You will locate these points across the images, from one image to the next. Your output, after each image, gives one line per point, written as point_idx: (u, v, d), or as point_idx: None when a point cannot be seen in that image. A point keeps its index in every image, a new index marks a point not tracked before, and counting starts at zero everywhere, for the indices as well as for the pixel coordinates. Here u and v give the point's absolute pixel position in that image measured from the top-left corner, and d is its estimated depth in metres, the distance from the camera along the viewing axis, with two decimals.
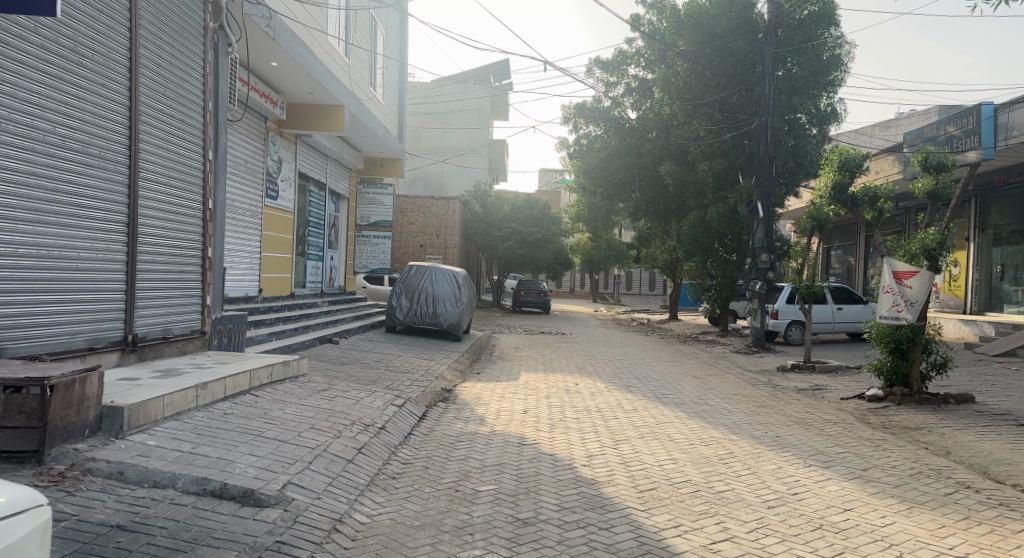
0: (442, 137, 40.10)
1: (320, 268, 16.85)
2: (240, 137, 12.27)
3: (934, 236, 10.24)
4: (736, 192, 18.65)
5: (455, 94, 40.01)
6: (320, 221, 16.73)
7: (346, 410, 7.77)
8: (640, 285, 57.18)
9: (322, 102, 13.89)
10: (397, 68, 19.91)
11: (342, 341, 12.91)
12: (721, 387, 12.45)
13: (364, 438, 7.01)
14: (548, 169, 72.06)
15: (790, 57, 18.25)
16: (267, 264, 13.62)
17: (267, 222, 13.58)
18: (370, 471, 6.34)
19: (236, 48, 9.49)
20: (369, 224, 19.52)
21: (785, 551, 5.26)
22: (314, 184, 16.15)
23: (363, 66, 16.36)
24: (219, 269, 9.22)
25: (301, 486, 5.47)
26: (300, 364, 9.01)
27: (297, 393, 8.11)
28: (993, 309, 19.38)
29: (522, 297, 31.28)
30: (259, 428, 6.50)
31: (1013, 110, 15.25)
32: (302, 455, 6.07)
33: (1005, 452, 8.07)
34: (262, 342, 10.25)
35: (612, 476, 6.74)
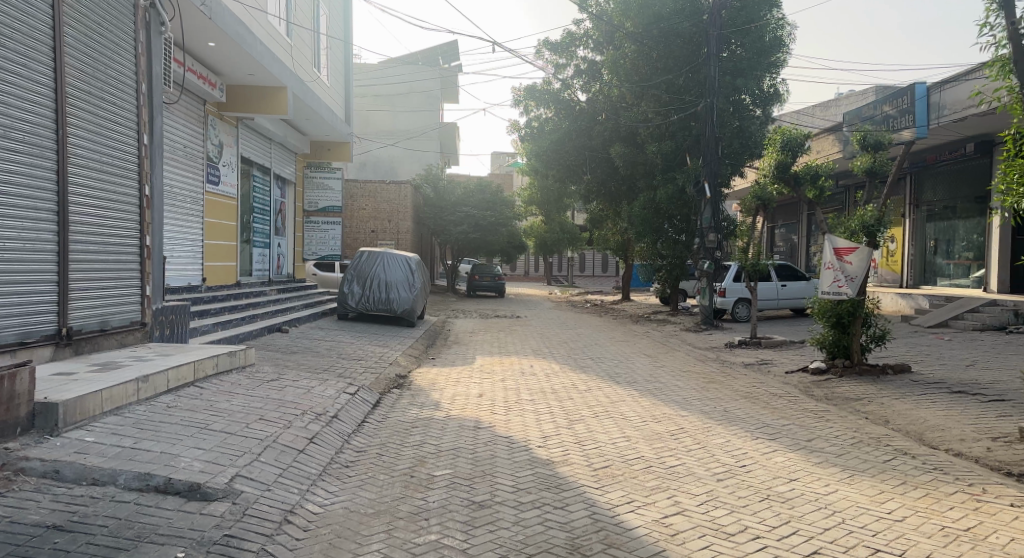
0: (391, 121, 39.70)
1: (267, 255, 16.62)
2: (177, 121, 11.99)
3: (872, 212, 10.51)
4: (684, 172, 19.02)
5: (403, 75, 39.58)
6: (265, 208, 16.44)
7: (296, 400, 7.71)
8: (593, 267, 57.72)
9: (263, 84, 13.62)
10: (341, 48, 19.51)
11: (292, 330, 12.78)
12: (671, 365, 12.67)
13: (315, 427, 6.96)
14: (500, 153, 71.98)
15: (734, 38, 18.49)
16: (210, 253, 13.36)
17: (209, 209, 13.30)
18: (322, 460, 6.32)
19: (169, 28, 9.22)
20: (318, 210, 19.30)
21: (734, 523, 5.39)
22: (257, 169, 15.85)
23: (305, 46, 16.08)
24: (158, 258, 9.01)
25: (250, 478, 5.42)
26: (248, 355, 8.88)
27: (244, 384, 8.00)
28: (927, 282, 20.05)
29: (477, 281, 31.24)
30: (205, 421, 6.40)
31: (944, 90, 15.74)
32: (251, 447, 6.01)
33: (939, 419, 8.38)
34: (206, 333, 10.08)
35: (567, 455, 6.82)
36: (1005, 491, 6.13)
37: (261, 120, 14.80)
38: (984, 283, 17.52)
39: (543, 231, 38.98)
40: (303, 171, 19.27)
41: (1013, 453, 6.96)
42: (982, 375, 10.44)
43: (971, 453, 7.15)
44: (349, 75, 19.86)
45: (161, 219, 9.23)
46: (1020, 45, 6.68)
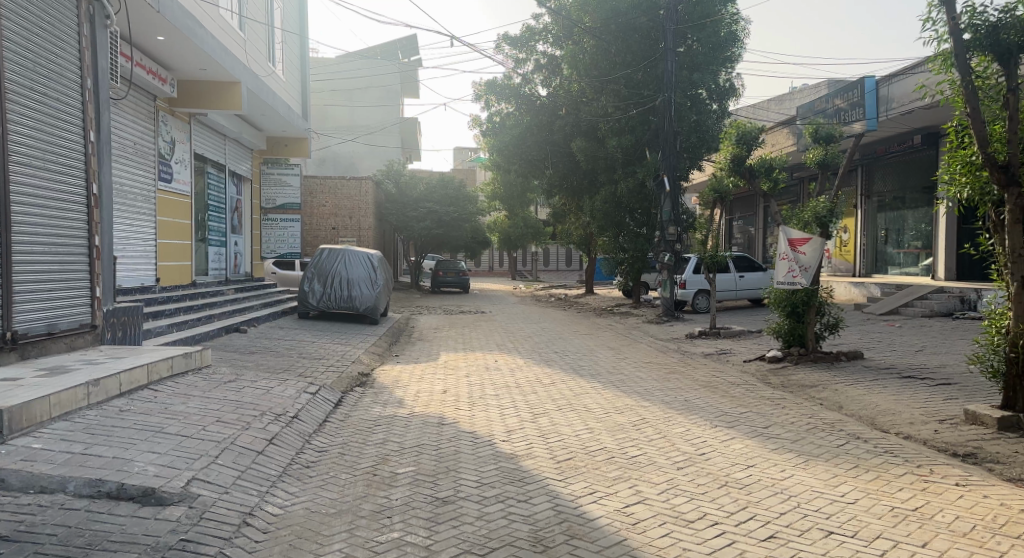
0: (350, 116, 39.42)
1: (224, 254, 16.42)
2: (126, 117, 11.79)
3: (824, 204, 10.76)
4: (644, 166, 19.30)
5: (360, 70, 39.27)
6: (220, 205, 16.22)
7: (255, 401, 7.66)
8: (557, 261, 57.99)
9: (215, 80, 13.46)
10: (296, 43, 19.27)
11: (250, 330, 12.65)
12: (634, 357, 12.83)
13: (274, 428, 6.93)
14: (462, 149, 71.88)
15: (691, 34, 18.63)
16: (163, 252, 13.17)
17: (161, 208, 13.11)
18: (282, 461, 6.30)
19: (114, 21, 9.06)
20: (276, 207, 19.16)
21: (692, 511, 5.51)
22: (212, 166, 15.65)
23: (259, 40, 15.89)
24: (109, 258, 8.87)
25: (206, 482, 5.40)
26: (204, 355, 8.81)
27: (201, 386, 7.93)
28: (880, 271, 20.53)
29: (440, 277, 31.21)
30: (159, 424, 6.35)
31: (892, 83, 16.14)
32: (207, 450, 5.97)
33: (890, 403, 8.62)
34: (160, 334, 9.96)
35: (530, 449, 6.89)
36: (952, 470, 6.32)
37: (214, 116, 14.61)
38: (933, 271, 17.99)
39: (506, 226, 39.11)
40: (260, 167, 19.06)
41: (959, 434, 7.17)
42: (931, 360, 10.75)
43: (920, 435, 7.34)
44: (306, 70, 19.67)
45: (111, 218, 9.08)
46: (960, 38, 6.85)
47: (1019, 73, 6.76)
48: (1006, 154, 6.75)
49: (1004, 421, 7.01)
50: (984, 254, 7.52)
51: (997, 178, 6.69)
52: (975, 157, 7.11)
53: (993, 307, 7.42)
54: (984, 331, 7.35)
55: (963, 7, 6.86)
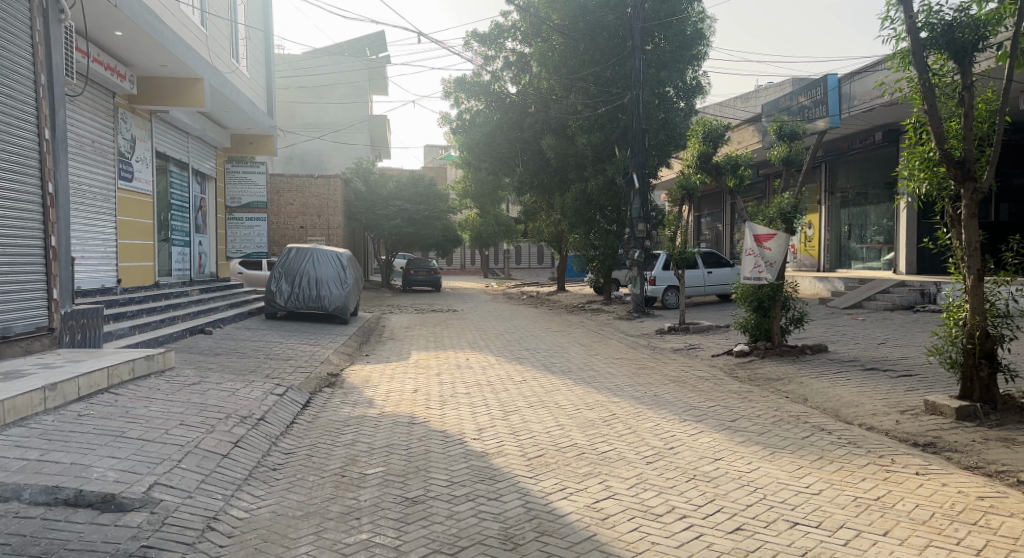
0: (317, 113, 39.12)
1: (187, 254, 16.22)
2: (83, 114, 11.62)
3: (789, 200, 10.93)
4: (614, 163, 19.45)
5: (327, 66, 38.98)
6: (183, 204, 16.01)
7: (219, 403, 7.59)
8: (529, 259, 58.10)
9: (177, 76, 13.29)
10: (260, 40, 19.05)
11: (216, 331, 12.53)
12: (604, 353, 12.92)
13: (240, 430, 6.87)
14: (433, 146, 71.66)
15: (658, 32, 18.75)
16: (124, 253, 12.97)
17: (122, 207, 12.92)
18: (248, 464, 6.26)
19: (69, 16, 8.91)
20: (241, 206, 18.99)
21: (661, 505, 5.58)
22: (174, 164, 15.45)
23: (222, 36, 15.71)
24: (66, 258, 8.74)
25: (169, 486, 5.35)
26: (166, 358, 8.73)
27: (164, 389, 7.85)
28: (843, 266, 20.87)
29: (412, 276, 31.03)
30: (120, 429, 6.27)
31: (854, 81, 16.41)
32: (170, 454, 5.92)
33: (854, 395, 8.78)
34: (121, 336, 9.83)
35: (501, 446, 6.91)
36: (912, 460, 6.46)
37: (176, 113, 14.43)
38: (894, 265, 18.33)
39: (478, 224, 39.10)
40: (225, 166, 18.83)
41: (919, 424, 7.32)
42: (892, 352, 10.98)
43: (882, 426, 7.48)
44: (271, 67, 19.49)
45: (67, 218, 8.95)
46: (917, 37, 6.97)
47: (973, 72, 6.93)
48: (962, 150, 6.91)
49: (962, 411, 7.16)
50: (941, 248, 7.68)
51: (954, 174, 6.85)
52: (932, 153, 7.27)
53: (950, 300, 7.58)
54: (943, 323, 7.50)
55: (919, 6, 7.00)
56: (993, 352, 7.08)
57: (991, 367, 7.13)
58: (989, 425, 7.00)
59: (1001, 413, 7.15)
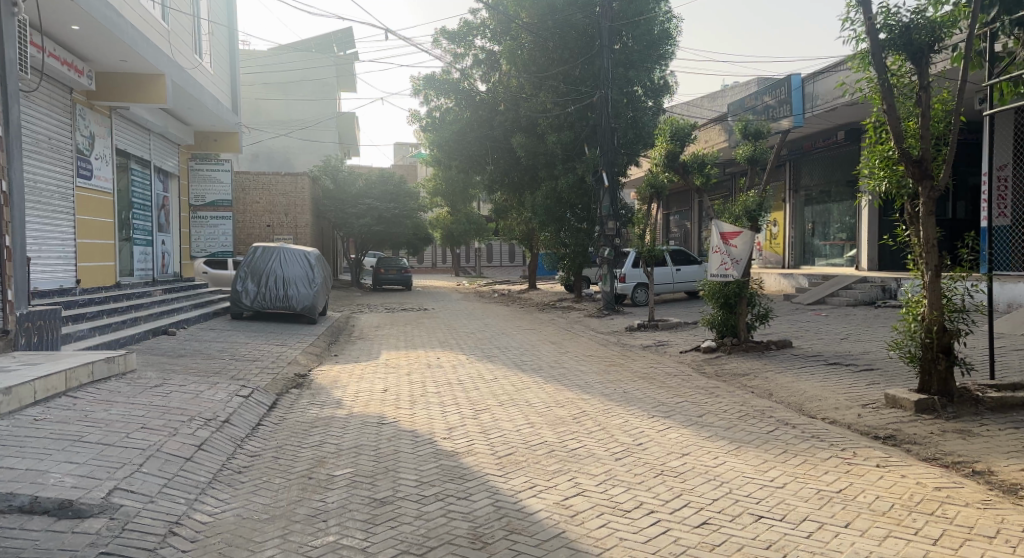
0: (284, 110, 38.79)
1: (150, 254, 16.01)
2: (39, 111, 11.43)
3: (754, 198, 11.11)
4: (584, 162, 19.54)
5: (293, 63, 38.66)
6: (145, 203, 15.79)
7: (183, 406, 7.51)
8: (501, 258, 58.17)
9: (137, 71, 13.12)
10: (224, 36, 18.82)
11: (179, 332, 12.38)
12: (575, 351, 12.99)
13: (203, 433, 6.81)
14: (402, 144, 71.38)
15: (626, 30, 18.86)
16: (83, 253, 12.76)
17: (81, 206, 12.72)
18: (212, 467, 6.20)
19: (23, 10, 8.76)
20: (205, 204, 19.14)
21: (630, 501, 5.63)
22: (135, 162, 15.24)
23: (184, 32, 15.52)
24: (21, 258, 8.59)
25: (129, 491, 5.30)
26: (127, 360, 8.63)
27: (124, 392, 7.75)
28: (808, 263, 21.21)
29: (383, 275, 30.89)
30: (78, 433, 6.20)
31: (817, 81, 16.67)
32: (131, 458, 5.86)
33: (817, 389, 8.94)
34: (80, 338, 9.69)
35: (471, 445, 6.93)
36: (873, 452, 6.60)
37: (138, 110, 14.22)
38: (856, 262, 18.67)
39: (448, 223, 39.04)
40: (188, 163, 18.65)
41: (880, 417, 7.47)
42: (854, 347, 11.19)
43: (844, 420, 7.61)
44: (235, 64, 19.27)
45: (22, 216, 8.79)
46: (876, 38, 7.10)
47: (930, 72, 7.09)
48: (919, 149, 7.06)
49: (921, 404, 7.31)
50: (901, 245, 7.84)
51: (912, 172, 7.00)
52: (891, 152, 7.42)
53: (909, 295, 7.74)
54: (902, 318, 7.66)
55: (878, 7, 7.14)
56: (950, 346, 7.24)
57: (948, 361, 7.30)
58: (946, 417, 7.16)
59: (958, 405, 7.32)
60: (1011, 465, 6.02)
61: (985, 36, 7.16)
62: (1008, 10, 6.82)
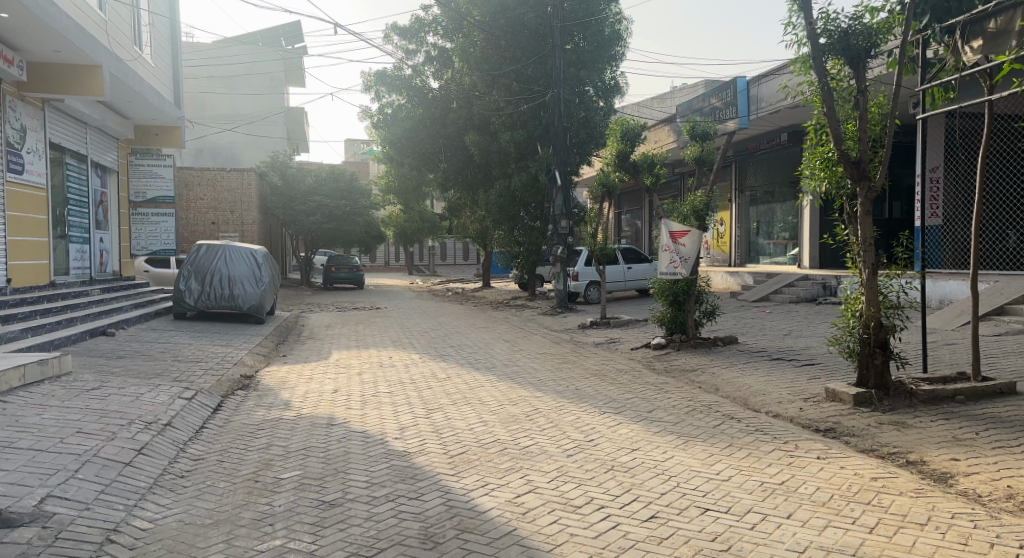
0: (230, 105, 38.15)
1: (87, 251, 15.65)
2: None
3: (701, 198, 11.35)
4: (536, 160, 19.68)
5: (239, 57, 38.07)
6: (82, 199, 15.42)
7: (121, 409, 7.40)
8: (455, 256, 58.17)
9: (72, 62, 12.79)
10: (166, 27, 18.40)
11: (118, 333, 12.12)
12: (528, 349, 13.09)
13: (144, 437, 6.72)
14: (353, 141, 70.81)
15: (577, 31, 19.03)
16: (15, 251, 12.43)
17: (12, 201, 12.39)
18: (153, 472, 6.13)
19: None
20: (146, 200, 18.43)
21: (581, 496, 5.74)
22: (71, 156, 14.88)
23: (123, 23, 15.17)
24: None
25: (63, 499, 5.27)
26: (61, 363, 8.47)
27: (58, 395, 7.62)
28: (752, 261, 21.72)
29: (334, 273, 30.62)
30: (10, 439, 6.11)
31: (762, 84, 17.08)
32: (65, 464, 5.79)
33: (761, 384, 9.19)
34: (12, 340, 9.47)
35: (423, 445, 6.97)
36: (814, 445, 6.82)
37: (73, 103, 13.86)
38: (799, 260, 19.18)
39: (401, 221, 38.89)
40: (128, 158, 18.25)
41: (821, 410, 7.71)
42: (797, 343, 11.52)
43: (787, 413, 7.85)
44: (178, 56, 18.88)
45: None
46: (817, 43, 7.31)
47: (867, 76, 7.33)
48: (858, 151, 7.29)
49: (859, 397, 7.59)
50: (840, 245, 8.09)
51: (850, 173, 7.21)
52: (831, 154, 7.65)
53: (848, 293, 8.00)
54: (841, 315, 7.91)
55: (818, 13, 7.37)
56: (886, 342, 7.53)
57: (884, 356, 7.58)
58: (882, 410, 7.43)
59: (893, 398, 7.61)
60: (943, 455, 6.28)
61: (919, 42, 7.45)
62: (939, 17, 7.14)
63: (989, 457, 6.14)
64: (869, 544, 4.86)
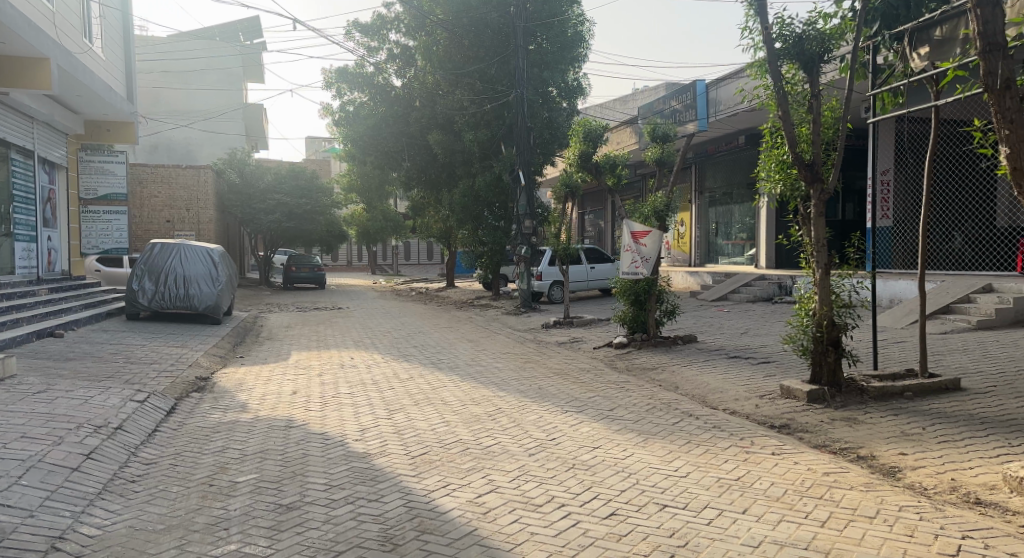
0: (186, 100, 37.53)
1: (34, 250, 15.33)
2: None
3: (662, 199, 11.49)
4: (500, 160, 19.75)
5: (196, 51, 37.51)
6: (28, 196, 15.08)
7: (70, 413, 7.27)
8: (419, 255, 57.97)
9: (18, 54, 12.50)
10: (118, 20, 18.07)
11: (68, 335, 11.89)
12: (490, 348, 13.12)
13: (93, 441, 6.62)
14: (315, 138, 70.19)
15: (540, 32, 19.11)
16: None
17: None
18: (103, 477, 6.04)
19: None
20: (97, 198, 18.10)
21: (542, 495, 5.79)
22: (16, 152, 14.55)
23: (71, 15, 14.85)
24: None
25: (6, 506, 5.19)
26: (5, 365, 8.31)
27: (3, 399, 7.46)
28: (712, 261, 22.03)
29: (294, 273, 30.31)
30: None
31: (720, 87, 17.33)
32: (9, 471, 5.70)
33: (719, 382, 9.33)
34: None
35: (384, 446, 6.96)
36: (769, 441, 6.96)
37: (19, 96, 13.55)
38: (756, 260, 19.53)
39: (364, 219, 38.67)
40: (78, 154, 17.87)
41: (776, 407, 7.87)
42: (754, 341, 11.72)
43: (743, 410, 7.99)
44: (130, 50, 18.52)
45: None
46: (772, 48, 7.46)
47: (820, 81, 7.51)
48: (811, 154, 7.45)
49: (813, 394, 7.76)
50: (794, 245, 8.25)
51: (804, 176, 7.36)
52: (786, 157, 7.82)
53: (802, 292, 8.17)
54: (796, 314, 8.08)
55: (774, 18, 7.52)
56: (838, 340, 7.73)
57: (837, 353, 7.76)
58: (835, 406, 7.61)
59: (845, 395, 7.79)
60: (891, 450, 6.46)
61: (869, 48, 7.62)
62: (888, 25, 7.25)
63: (935, 451, 6.33)
64: (821, 537, 4.98)
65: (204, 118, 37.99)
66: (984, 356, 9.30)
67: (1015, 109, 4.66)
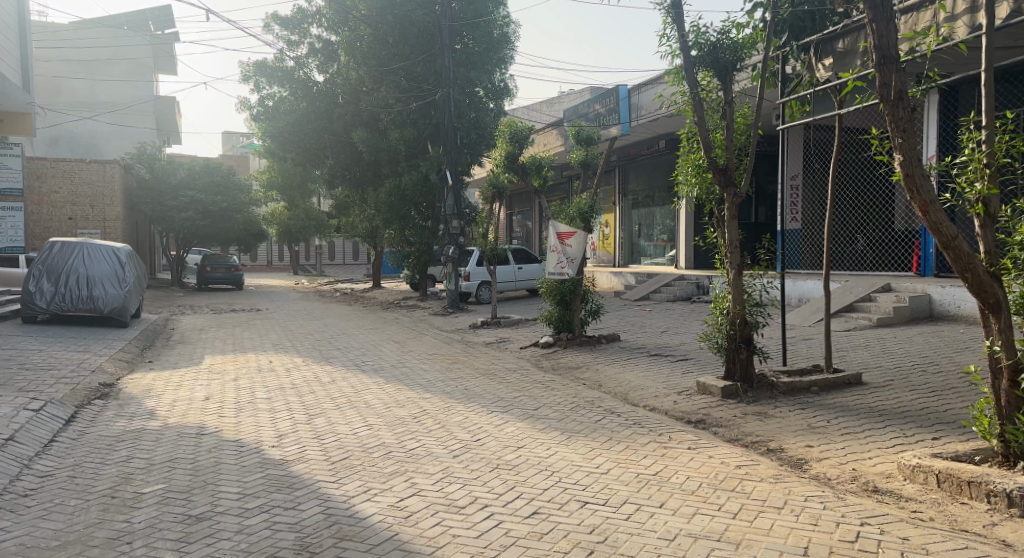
0: (91, 91, 35.98)
1: None
2: None
3: (587, 200, 11.61)
4: (427, 159, 19.64)
5: (102, 40, 36.02)
6: None
7: None
8: (343, 254, 57.16)
9: None
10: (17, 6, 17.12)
11: None
12: (416, 349, 13.04)
13: None
14: (231, 134, 68.40)
15: (465, 31, 19.12)
16: None
17: None
18: None
19: None
20: None
21: (466, 497, 5.78)
22: None
23: None
24: None
25: None
26: None
27: None
28: (635, 262, 22.46)
29: (210, 273, 29.44)
30: None
31: (642, 92, 17.68)
32: None
33: (641, 379, 9.49)
34: None
35: (303, 452, 6.83)
36: (686, 436, 7.12)
37: None
38: (677, 261, 19.98)
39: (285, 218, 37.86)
40: None
41: (693, 403, 8.05)
42: (675, 339, 11.98)
43: (662, 407, 8.15)
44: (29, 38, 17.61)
45: None
46: (688, 55, 7.64)
47: (733, 88, 7.71)
48: (725, 159, 7.64)
49: (727, 390, 7.98)
50: (709, 245, 8.46)
51: (718, 180, 7.55)
52: (702, 162, 7.98)
53: (717, 292, 8.38)
54: (710, 313, 8.29)
55: (690, 26, 7.71)
56: (750, 337, 7.96)
57: (749, 350, 8.01)
58: (747, 401, 7.84)
59: (757, 391, 8.03)
60: (799, 442, 6.70)
61: (780, 58, 7.91)
62: (796, 36, 7.55)
63: (839, 442, 6.60)
64: (732, 528, 5.12)
65: (110, 110, 36.46)
66: (885, 352, 9.73)
67: (907, 119, 4.90)
